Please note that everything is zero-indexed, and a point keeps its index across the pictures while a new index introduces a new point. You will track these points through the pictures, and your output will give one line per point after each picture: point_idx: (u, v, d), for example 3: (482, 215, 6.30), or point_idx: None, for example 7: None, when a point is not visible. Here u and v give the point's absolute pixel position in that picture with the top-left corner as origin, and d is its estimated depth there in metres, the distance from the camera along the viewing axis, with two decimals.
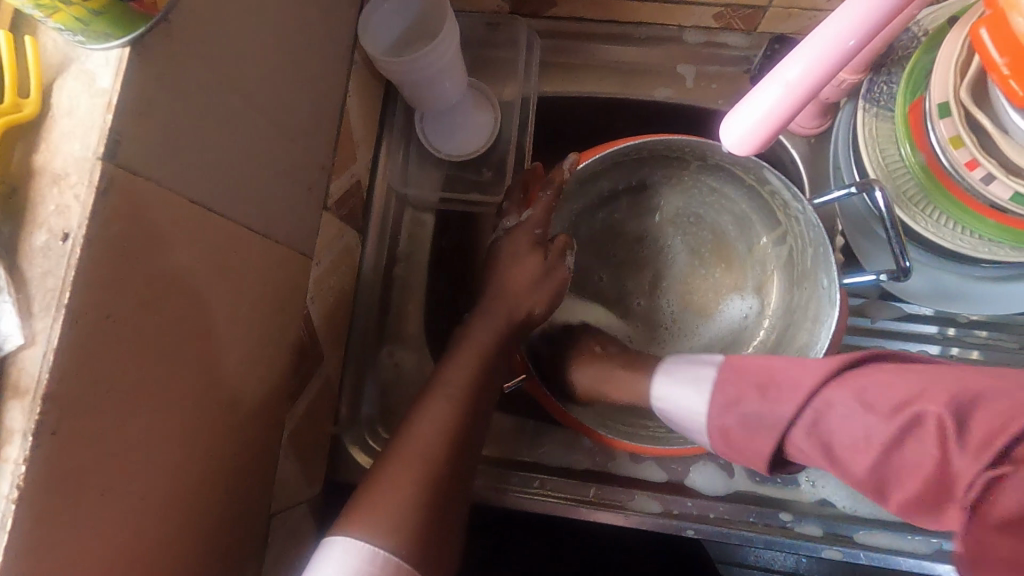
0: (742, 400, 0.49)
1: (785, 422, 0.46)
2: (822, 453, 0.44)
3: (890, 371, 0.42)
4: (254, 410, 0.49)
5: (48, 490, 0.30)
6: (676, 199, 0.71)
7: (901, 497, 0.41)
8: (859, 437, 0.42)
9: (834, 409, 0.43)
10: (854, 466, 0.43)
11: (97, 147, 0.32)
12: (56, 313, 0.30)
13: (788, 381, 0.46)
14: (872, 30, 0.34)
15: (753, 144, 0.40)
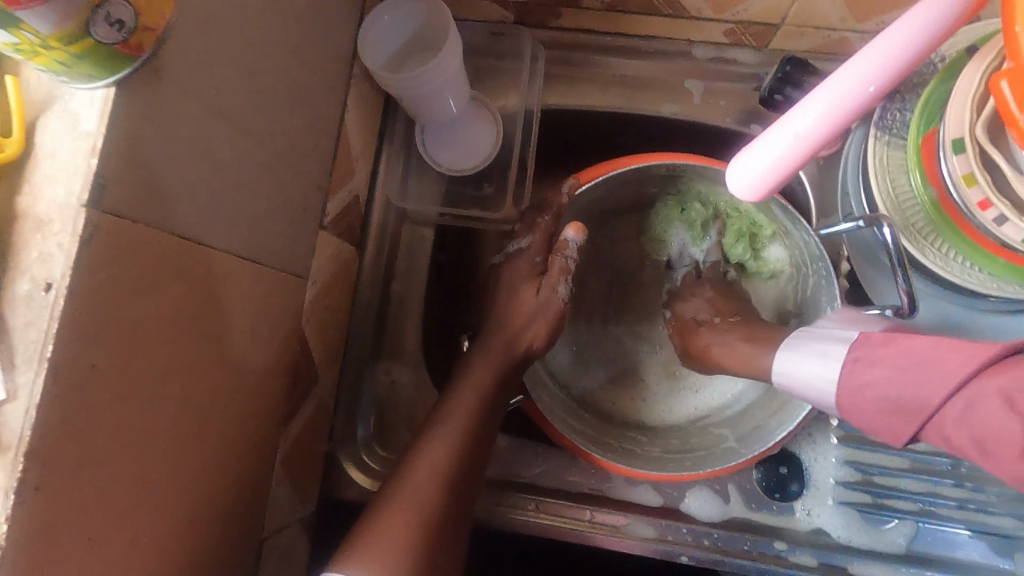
0: (873, 369, 0.46)
1: (915, 419, 0.42)
2: (975, 450, 0.39)
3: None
4: (244, 438, 0.49)
5: (30, 548, 0.30)
6: (674, 221, 0.71)
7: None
8: (1017, 441, 0.37)
9: (989, 392, 0.39)
10: (1008, 469, 0.38)
11: (81, 194, 0.31)
12: (39, 366, 0.30)
13: (932, 366, 0.42)
14: (891, 78, 0.33)
15: (762, 190, 0.39)
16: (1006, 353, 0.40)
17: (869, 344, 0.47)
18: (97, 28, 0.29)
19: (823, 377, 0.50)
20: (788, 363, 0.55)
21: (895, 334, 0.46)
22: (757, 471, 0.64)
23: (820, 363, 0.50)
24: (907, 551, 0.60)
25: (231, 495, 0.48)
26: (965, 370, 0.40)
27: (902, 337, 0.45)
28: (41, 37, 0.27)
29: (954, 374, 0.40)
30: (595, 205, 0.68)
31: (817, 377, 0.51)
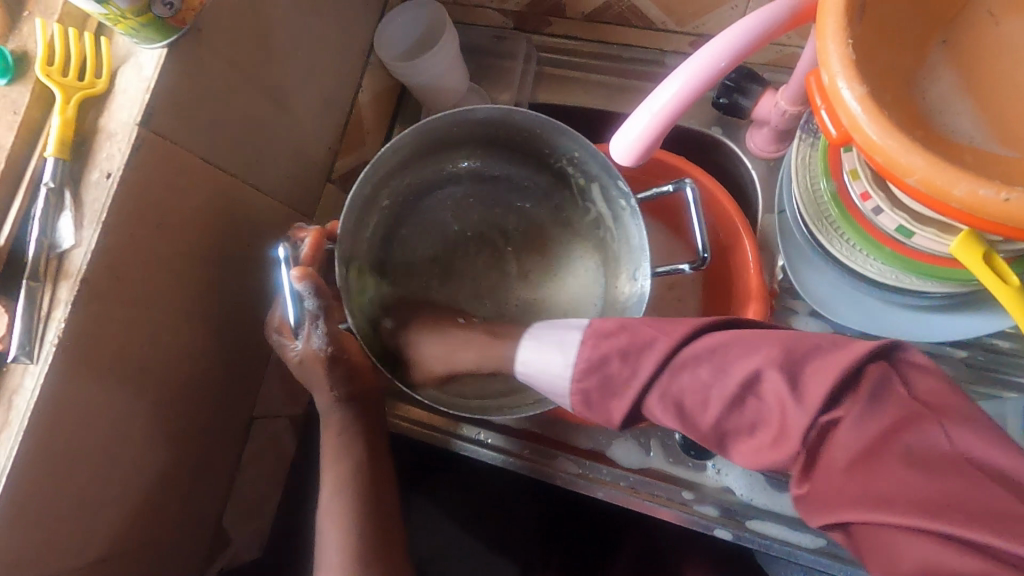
0: (603, 361, 0.48)
1: (631, 393, 0.47)
2: (673, 411, 0.46)
3: (740, 344, 0.44)
4: (242, 327, 0.63)
5: (74, 345, 0.45)
6: (505, 183, 0.72)
7: (740, 446, 0.45)
8: (703, 398, 0.45)
9: (698, 360, 0.45)
10: (701, 418, 0.46)
11: (137, 116, 0.46)
12: (96, 226, 0.45)
13: (643, 345, 0.47)
14: (723, 66, 0.45)
15: (633, 156, 0.49)
16: (711, 328, 0.47)
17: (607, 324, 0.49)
18: (156, 7, 0.43)
19: (559, 372, 0.51)
20: (530, 355, 0.55)
21: (605, 329, 0.49)
22: (678, 431, 0.71)
23: (557, 354, 0.52)
24: (805, 516, 0.67)
25: (225, 369, 0.62)
26: (668, 346, 0.46)
27: (629, 319, 0.49)
28: (122, 10, 0.42)
29: (664, 348, 0.46)
30: (449, 154, 0.68)
31: (557, 370, 0.52)
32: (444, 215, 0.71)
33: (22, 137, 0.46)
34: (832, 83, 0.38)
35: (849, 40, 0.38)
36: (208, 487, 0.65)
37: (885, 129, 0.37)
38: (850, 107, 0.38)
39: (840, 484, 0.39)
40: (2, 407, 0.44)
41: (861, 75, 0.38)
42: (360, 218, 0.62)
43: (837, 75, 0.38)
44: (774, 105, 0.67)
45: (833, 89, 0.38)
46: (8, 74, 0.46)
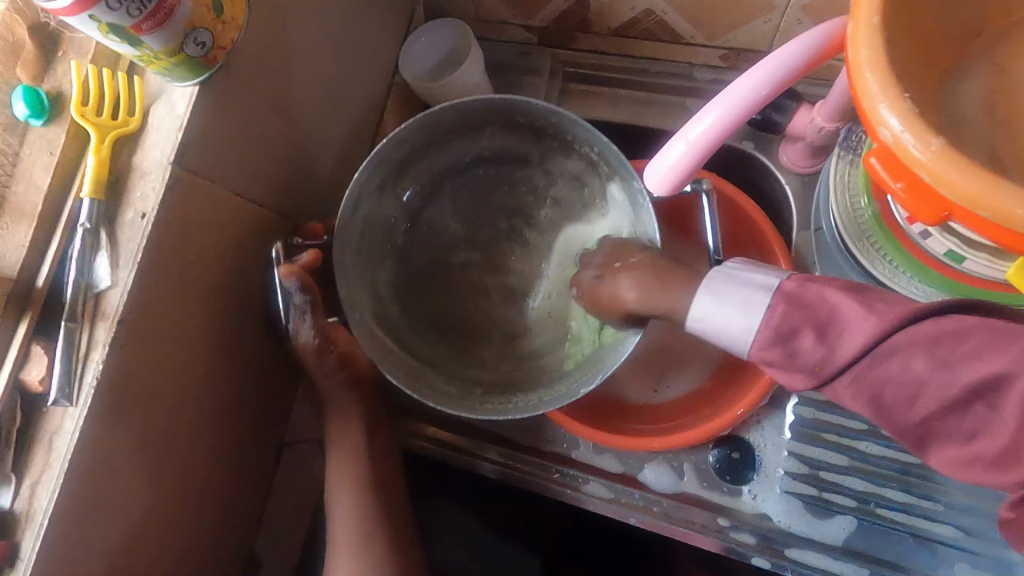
0: (795, 334, 0.43)
1: (828, 370, 0.42)
2: (870, 405, 0.41)
3: (989, 331, 0.37)
4: (271, 355, 0.63)
5: (113, 385, 0.45)
6: (539, 170, 0.67)
7: (938, 453, 0.40)
8: (913, 394, 0.39)
9: (916, 347, 0.38)
10: (903, 414, 0.40)
11: (170, 155, 0.46)
12: (131, 267, 0.45)
13: (844, 323, 0.41)
14: (763, 96, 0.43)
15: (666, 186, 0.48)
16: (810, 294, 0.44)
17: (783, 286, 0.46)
18: (188, 47, 0.43)
19: (740, 333, 0.47)
20: None
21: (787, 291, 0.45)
22: (713, 454, 0.69)
23: (737, 311, 0.47)
24: (845, 544, 0.65)
25: (255, 397, 0.62)
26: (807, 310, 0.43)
27: (832, 288, 0.43)
28: (155, 51, 0.42)
29: (874, 330, 0.39)
30: (467, 136, 0.64)
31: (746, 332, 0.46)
32: (454, 194, 0.68)
33: (57, 178, 0.46)
34: (871, 104, 0.36)
35: (904, 93, 0.35)
36: (240, 513, 0.65)
37: (973, 179, 0.33)
38: (928, 165, 0.34)
39: (984, 477, 0.38)
40: (42, 450, 0.44)
41: (932, 127, 0.34)
42: (376, 196, 0.62)
43: (901, 132, 0.35)
44: (809, 120, 0.65)
45: (898, 145, 0.35)
46: (44, 116, 0.46)
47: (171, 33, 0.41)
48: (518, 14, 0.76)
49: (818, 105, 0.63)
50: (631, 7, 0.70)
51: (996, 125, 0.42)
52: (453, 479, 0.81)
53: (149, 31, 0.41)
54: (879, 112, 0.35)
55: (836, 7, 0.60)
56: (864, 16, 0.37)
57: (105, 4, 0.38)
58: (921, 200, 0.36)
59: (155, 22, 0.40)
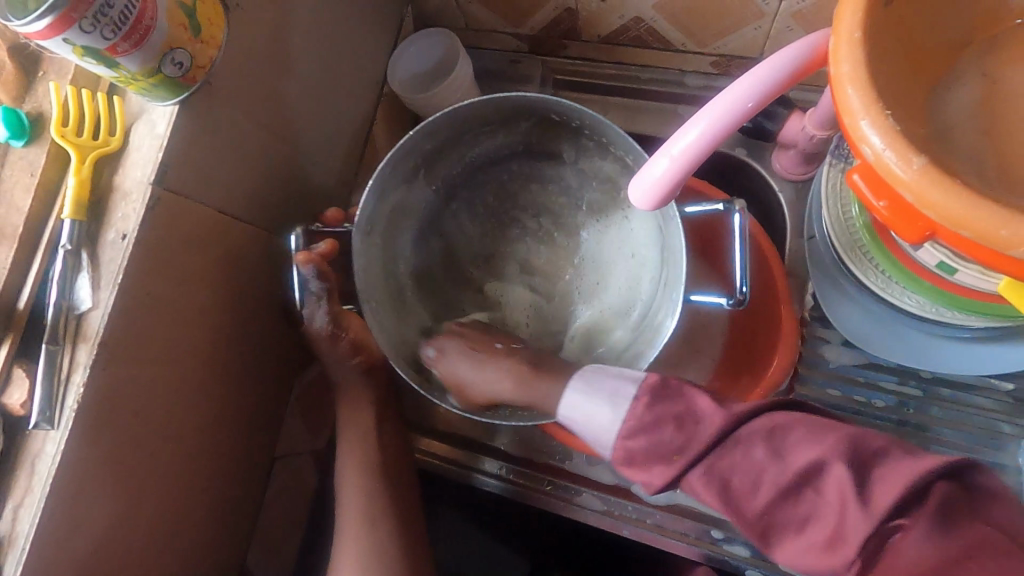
0: (657, 426, 0.45)
1: (679, 465, 0.44)
2: (719, 493, 0.42)
3: (807, 426, 0.41)
4: (260, 369, 0.63)
5: (95, 407, 0.45)
6: (572, 170, 0.66)
7: (782, 548, 0.42)
8: (755, 481, 0.41)
9: (754, 438, 0.42)
10: (746, 505, 0.42)
11: (150, 175, 0.45)
12: (113, 288, 0.45)
13: (697, 416, 0.44)
14: (748, 109, 0.42)
15: (652, 200, 0.47)
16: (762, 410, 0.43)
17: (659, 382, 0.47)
18: (166, 67, 0.43)
19: (605, 427, 0.48)
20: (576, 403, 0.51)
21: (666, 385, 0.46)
22: None
23: (607, 408, 0.48)
24: None
25: (244, 412, 0.62)
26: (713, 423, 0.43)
27: (688, 386, 0.46)
28: (132, 73, 0.42)
29: (721, 424, 0.43)
30: (489, 134, 0.65)
31: (602, 423, 0.48)
32: (488, 190, 0.69)
33: (39, 199, 0.46)
34: (853, 121, 0.35)
35: (886, 110, 0.35)
36: (231, 529, 0.65)
37: (956, 198, 0.32)
38: (911, 184, 0.33)
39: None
40: (25, 473, 0.44)
41: (914, 145, 0.33)
42: (405, 187, 0.63)
43: (883, 149, 0.34)
44: (801, 128, 0.64)
45: (880, 164, 0.34)
46: (25, 137, 0.46)
47: (148, 54, 0.41)
48: (507, 22, 0.75)
49: (809, 113, 0.63)
50: (619, 15, 0.69)
51: (984, 138, 0.42)
52: (454, 492, 0.79)
53: (125, 53, 0.40)
54: (860, 129, 0.35)
55: (827, 14, 0.60)
56: (846, 31, 0.36)
57: (78, 27, 0.37)
58: (905, 220, 0.35)
59: (131, 43, 0.40)
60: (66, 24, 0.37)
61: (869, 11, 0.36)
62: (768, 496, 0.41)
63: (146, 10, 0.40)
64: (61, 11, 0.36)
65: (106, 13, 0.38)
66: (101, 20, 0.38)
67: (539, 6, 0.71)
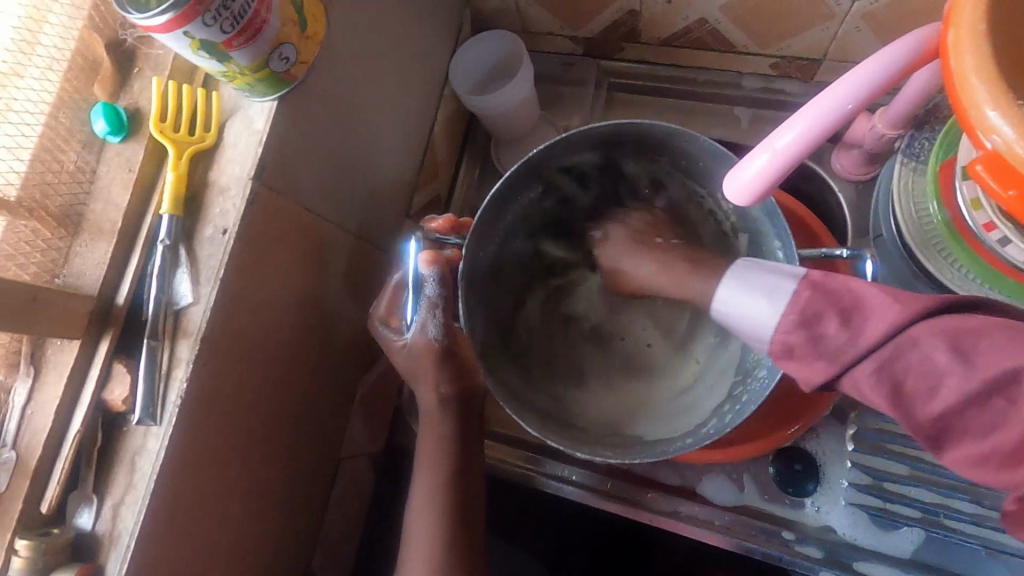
0: (820, 318, 0.40)
1: (844, 360, 0.39)
2: (890, 396, 0.37)
3: (1003, 330, 0.36)
4: (331, 367, 0.63)
5: (195, 403, 0.44)
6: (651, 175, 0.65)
7: (954, 449, 0.38)
8: (932, 387, 0.37)
9: (935, 336, 0.36)
10: (920, 409, 0.38)
11: (249, 170, 0.45)
12: (214, 283, 0.44)
13: (868, 312, 0.39)
14: (853, 107, 0.42)
15: (747, 195, 0.47)
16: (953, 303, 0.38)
17: (824, 275, 0.42)
18: (273, 63, 0.43)
19: (762, 317, 0.44)
20: (730, 293, 0.48)
21: (826, 281, 0.42)
22: (772, 465, 0.69)
23: (764, 298, 0.44)
24: (913, 556, 0.64)
25: (315, 411, 0.62)
26: (908, 316, 0.37)
27: (855, 280, 0.41)
28: (241, 67, 0.42)
29: (897, 317, 0.38)
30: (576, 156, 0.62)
31: (760, 314, 0.44)
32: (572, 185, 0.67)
33: (137, 195, 0.46)
34: (978, 112, 0.35)
35: (1015, 101, 0.35)
36: (300, 532, 0.64)
37: None
38: None
39: None
40: (124, 470, 0.43)
41: None
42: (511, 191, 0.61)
43: (1013, 139, 0.34)
44: (870, 127, 0.65)
45: (1010, 154, 0.34)
46: (122, 133, 0.46)
47: (259, 49, 0.42)
48: (565, 25, 0.75)
49: (878, 112, 0.63)
50: (683, 17, 0.69)
51: None
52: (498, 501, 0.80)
53: (238, 47, 0.40)
54: (989, 120, 0.35)
55: (897, 15, 0.60)
56: (969, 24, 0.36)
57: (200, 20, 0.37)
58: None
59: (245, 38, 0.40)
60: (190, 17, 0.37)
61: (990, 4, 0.36)
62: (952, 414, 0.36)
63: (262, 6, 0.40)
64: (188, 4, 0.36)
65: (228, 8, 0.38)
66: (223, 13, 0.38)
67: (599, 10, 0.71)
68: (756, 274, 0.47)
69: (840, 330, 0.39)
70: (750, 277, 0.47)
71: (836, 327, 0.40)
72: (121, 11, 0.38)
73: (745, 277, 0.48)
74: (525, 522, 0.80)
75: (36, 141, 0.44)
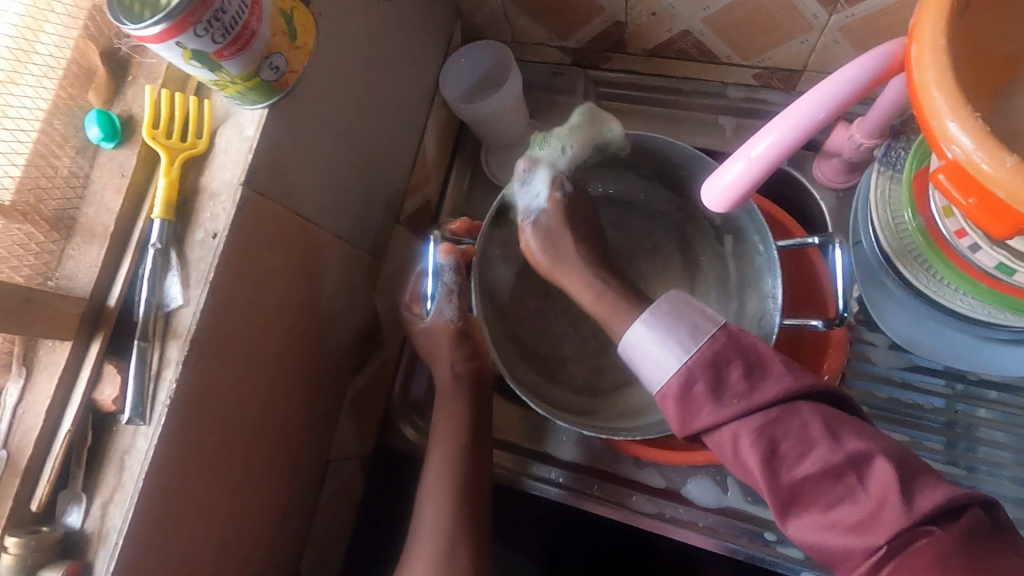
0: (726, 365, 0.45)
1: (734, 406, 0.44)
2: (765, 457, 0.42)
3: (855, 424, 0.43)
4: (320, 369, 0.64)
5: (185, 403, 0.45)
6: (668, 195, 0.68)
7: (797, 517, 0.42)
8: (802, 452, 0.42)
9: (812, 416, 0.43)
10: (785, 472, 0.42)
11: (239, 176, 0.47)
12: (204, 286, 0.45)
13: (767, 371, 0.45)
14: (823, 117, 0.44)
15: (724, 201, 0.49)
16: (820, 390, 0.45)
17: (727, 331, 0.46)
18: (264, 72, 0.45)
19: (663, 384, 0.47)
20: (642, 338, 0.48)
21: (744, 338, 0.46)
22: None
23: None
24: None
25: (305, 413, 0.62)
26: (796, 386, 0.44)
27: (763, 344, 0.46)
28: (232, 76, 0.43)
29: (784, 386, 0.44)
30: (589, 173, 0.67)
31: (663, 375, 0.47)
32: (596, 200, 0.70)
33: (129, 200, 0.47)
34: (940, 123, 0.37)
35: (974, 112, 0.36)
36: (289, 532, 0.65)
37: None
38: (1001, 181, 0.35)
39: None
40: (114, 469, 0.44)
41: (1003, 145, 0.35)
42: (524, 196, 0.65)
43: (972, 149, 0.35)
44: (848, 138, 0.66)
45: (969, 164, 0.36)
46: (116, 139, 0.47)
47: (250, 58, 0.43)
48: (554, 36, 0.77)
49: (856, 122, 0.65)
50: (668, 29, 0.71)
51: None
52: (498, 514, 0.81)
53: (229, 57, 0.42)
54: (949, 131, 0.36)
55: (874, 29, 0.62)
56: (931, 37, 0.38)
57: (192, 31, 0.39)
58: (993, 215, 0.37)
59: (236, 48, 0.42)
60: (182, 28, 0.38)
61: (950, 19, 0.38)
62: (806, 485, 0.42)
63: (253, 18, 0.42)
64: (180, 16, 0.38)
65: (220, 19, 0.39)
66: (214, 24, 0.39)
67: (587, 22, 0.73)
68: (669, 317, 0.47)
69: (732, 394, 0.44)
70: (664, 329, 0.47)
71: (736, 383, 0.44)
72: (115, 21, 0.39)
73: (656, 329, 0.48)
74: (514, 525, 0.81)
75: (31, 145, 0.45)
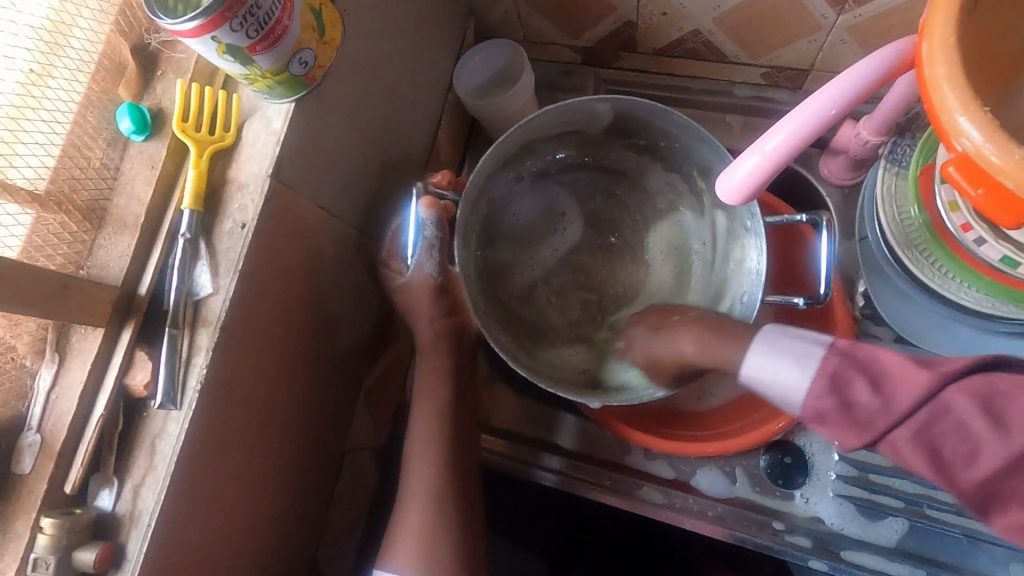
0: (846, 385, 0.43)
1: (878, 429, 0.41)
2: (929, 462, 0.39)
3: None
4: (338, 360, 0.65)
5: (214, 388, 0.47)
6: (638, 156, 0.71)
7: (1003, 516, 0.38)
8: (972, 451, 0.38)
9: (968, 405, 0.38)
10: (963, 474, 0.39)
11: (267, 168, 0.48)
12: (233, 274, 0.47)
13: (893, 376, 0.41)
14: (834, 112, 0.45)
15: (738, 194, 0.50)
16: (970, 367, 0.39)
17: (849, 347, 0.45)
18: (293, 67, 0.46)
19: (792, 385, 0.46)
20: (762, 361, 0.49)
21: (858, 352, 0.44)
22: (764, 458, 0.71)
23: (796, 367, 0.46)
24: (898, 545, 0.67)
25: (323, 402, 0.64)
26: (942, 382, 0.39)
27: (883, 352, 0.43)
28: (263, 70, 0.44)
29: (926, 381, 0.40)
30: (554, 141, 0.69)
31: (788, 383, 0.47)
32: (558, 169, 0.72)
33: (159, 191, 0.48)
34: (950, 118, 0.38)
35: (984, 107, 0.37)
36: (305, 521, 0.66)
37: None
38: (1010, 172, 0.36)
39: None
40: (145, 452, 0.45)
41: (1012, 138, 0.36)
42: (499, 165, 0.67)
43: (982, 143, 0.37)
44: (855, 134, 0.68)
45: (979, 156, 0.37)
46: (146, 131, 0.48)
47: (280, 53, 0.44)
48: (565, 35, 0.79)
49: (864, 120, 0.66)
50: (678, 29, 0.72)
51: None
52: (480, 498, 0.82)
53: (261, 52, 0.43)
54: (959, 125, 0.37)
55: (880, 28, 0.63)
56: (941, 35, 0.39)
57: (228, 26, 0.40)
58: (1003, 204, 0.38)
59: (267, 43, 0.43)
60: (218, 23, 0.39)
61: (960, 18, 0.39)
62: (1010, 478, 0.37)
63: (284, 14, 0.43)
64: (217, 11, 0.39)
65: (254, 15, 0.41)
66: (249, 20, 0.41)
67: (598, 21, 0.74)
68: (782, 348, 0.49)
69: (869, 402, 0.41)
70: (782, 353, 0.48)
71: (866, 394, 0.41)
72: (153, 16, 0.40)
73: (776, 349, 0.49)
74: (524, 516, 0.82)
75: (65, 137, 0.46)
